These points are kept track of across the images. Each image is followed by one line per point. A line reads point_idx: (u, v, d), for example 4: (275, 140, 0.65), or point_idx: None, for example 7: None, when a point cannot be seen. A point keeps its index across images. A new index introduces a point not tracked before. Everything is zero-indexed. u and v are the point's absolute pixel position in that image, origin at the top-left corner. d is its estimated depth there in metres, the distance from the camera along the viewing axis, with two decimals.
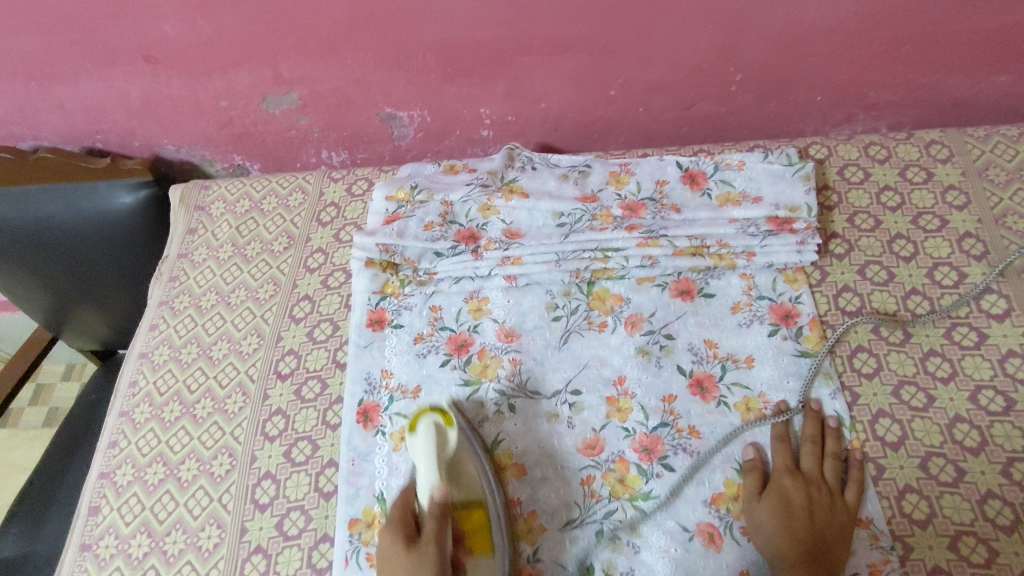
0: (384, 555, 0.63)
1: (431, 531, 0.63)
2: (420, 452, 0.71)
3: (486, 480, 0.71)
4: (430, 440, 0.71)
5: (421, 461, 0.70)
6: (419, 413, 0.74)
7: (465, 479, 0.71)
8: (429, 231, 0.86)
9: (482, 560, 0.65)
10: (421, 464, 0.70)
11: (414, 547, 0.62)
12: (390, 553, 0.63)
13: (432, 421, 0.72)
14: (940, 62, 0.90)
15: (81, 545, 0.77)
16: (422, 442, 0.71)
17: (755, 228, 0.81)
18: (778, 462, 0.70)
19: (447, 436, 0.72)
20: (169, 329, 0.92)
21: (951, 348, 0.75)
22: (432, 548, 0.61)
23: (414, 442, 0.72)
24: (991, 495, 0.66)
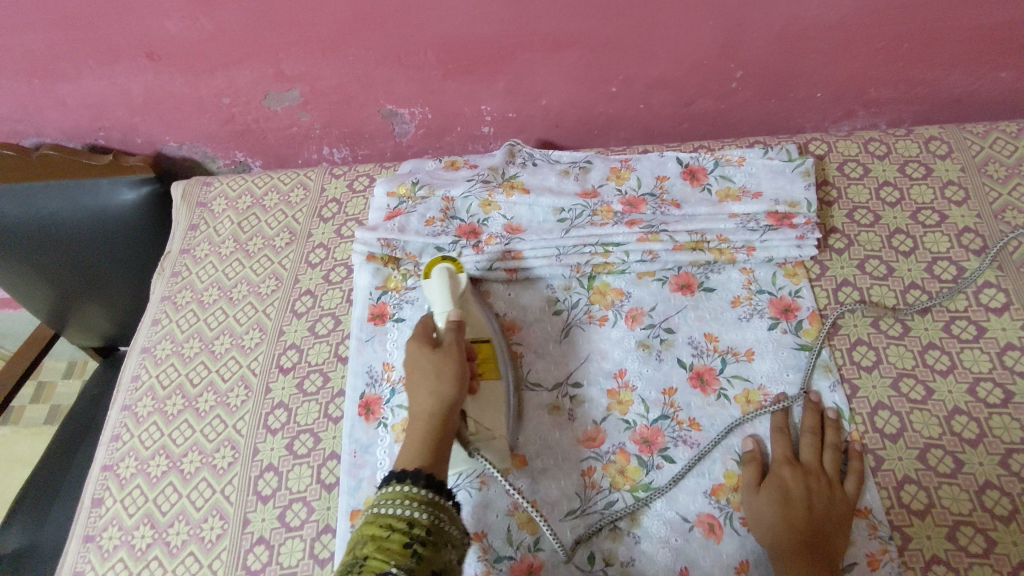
0: (406, 362, 0.66)
1: (452, 340, 0.66)
2: (434, 289, 0.72)
3: (489, 323, 0.76)
4: (444, 280, 0.72)
5: (434, 297, 0.72)
6: (430, 262, 0.76)
7: (471, 319, 0.75)
8: (430, 226, 0.87)
9: (491, 382, 0.71)
10: (436, 300, 0.72)
11: (437, 351, 0.65)
12: (412, 360, 0.65)
13: (445, 266, 0.74)
14: (939, 59, 0.91)
15: (84, 536, 0.77)
16: (438, 279, 0.72)
17: (755, 223, 0.82)
18: (777, 452, 0.70)
19: (457, 279, 0.74)
20: (172, 323, 0.93)
21: (950, 341, 0.76)
22: (456, 355, 0.64)
23: (428, 285, 0.73)
24: (989, 486, 0.67)
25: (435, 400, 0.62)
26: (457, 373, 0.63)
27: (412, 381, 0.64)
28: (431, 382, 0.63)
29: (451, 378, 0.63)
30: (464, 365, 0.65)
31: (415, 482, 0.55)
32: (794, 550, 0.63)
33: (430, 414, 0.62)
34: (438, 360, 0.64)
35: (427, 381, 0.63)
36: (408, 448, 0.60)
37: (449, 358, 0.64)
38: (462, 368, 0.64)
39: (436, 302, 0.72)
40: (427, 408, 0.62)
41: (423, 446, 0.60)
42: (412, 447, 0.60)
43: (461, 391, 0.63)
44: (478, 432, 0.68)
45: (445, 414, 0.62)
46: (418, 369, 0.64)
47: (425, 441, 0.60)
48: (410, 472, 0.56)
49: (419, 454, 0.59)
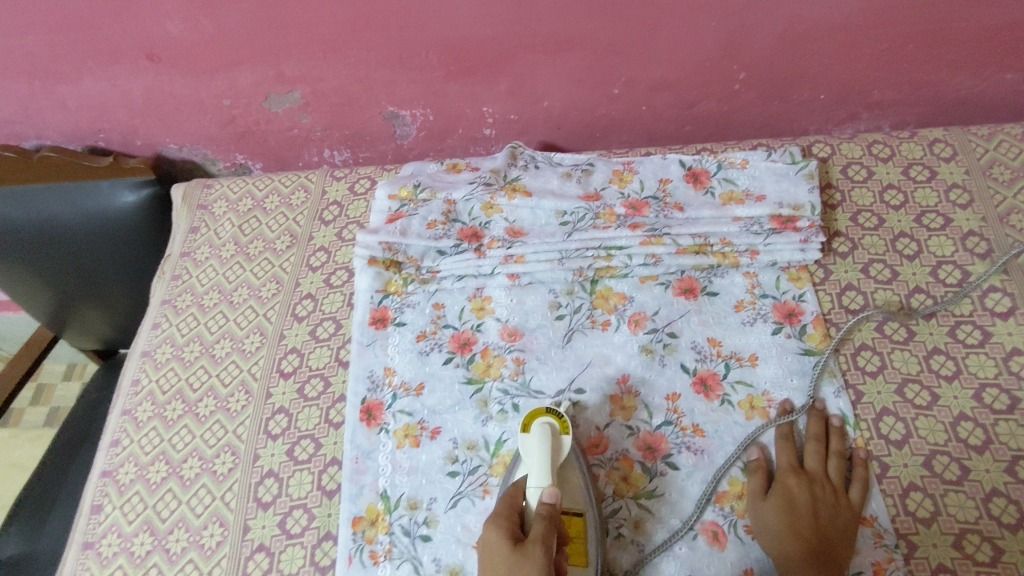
0: (484, 553, 0.58)
1: (538, 535, 0.57)
2: (531, 450, 0.67)
3: (588, 495, 0.68)
4: (544, 440, 0.67)
5: (530, 460, 0.66)
6: (531, 412, 0.71)
7: (567, 487, 0.68)
8: (432, 229, 0.86)
9: (578, 573, 0.63)
10: (532, 464, 0.66)
11: (518, 550, 0.56)
12: (490, 558, 0.57)
13: (547, 422, 0.69)
14: (943, 61, 0.90)
15: (83, 543, 0.77)
16: (537, 438, 0.68)
17: (758, 227, 0.81)
18: (782, 461, 0.70)
19: (561, 441, 0.69)
20: (172, 327, 0.92)
21: (956, 346, 0.75)
22: (543, 557, 0.56)
23: (527, 441, 0.68)
24: (996, 493, 0.66)
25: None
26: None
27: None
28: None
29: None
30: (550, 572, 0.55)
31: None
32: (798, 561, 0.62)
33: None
34: (517, 564, 0.55)
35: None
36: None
37: (529, 567, 0.55)
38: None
39: (533, 465, 0.66)
40: None
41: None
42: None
43: None
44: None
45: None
46: (496, 565, 0.57)
47: None
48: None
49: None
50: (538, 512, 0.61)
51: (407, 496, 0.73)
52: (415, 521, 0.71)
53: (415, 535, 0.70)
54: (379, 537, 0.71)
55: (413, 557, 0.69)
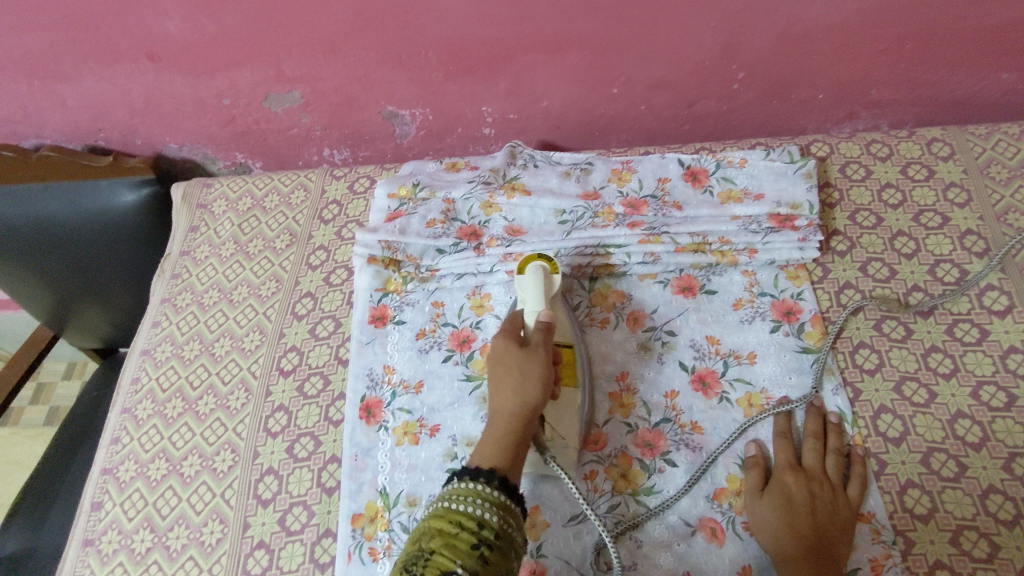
0: (493, 357, 0.66)
1: (539, 342, 0.66)
2: (526, 285, 0.73)
3: (573, 328, 0.76)
4: (538, 279, 0.72)
5: (525, 293, 0.73)
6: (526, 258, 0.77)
7: (558, 319, 0.75)
8: (431, 228, 0.87)
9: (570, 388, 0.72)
10: (529, 299, 0.72)
11: (525, 351, 0.65)
12: (498, 359, 0.66)
13: (540, 264, 0.75)
14: (942, 60, 0.90)
15: (83, 540, 0.77)
16: (532, 275, 0.73)
17: (757, 225, 0.81)
18: (781, 458, 0.70)
19: (552, 280, 0.74)
20: (172, 326, 0.92)
21: (953, 344, 0.75)
22: (542, 358, 0.65)
23: (524, 281, 0.73)
24: (993, 490, 0.66)
25: (517, 400, 0.62)
26: (541, 377, 0.63)
27: (496, 377, 0.65)
28: (516, 382, 0.63)
29: (535, 381, 0.63)
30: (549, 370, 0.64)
31: (487, 483, 0.57)
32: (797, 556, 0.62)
33: (504, 417, 0.62)
34: (523, 359, 0.64)
35: (511, 380, 0.63)
36: (484, 447, 0.61)
37: (534, 360, 0.64)
38: (546, 372, 0.64)
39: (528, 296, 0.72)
40: (509, 406, 0.62)
41: (498, 447, 0.60)
42: (485, 449, 0.61)
43: (543, 393, 0.63)
44: (554, 437, 0.70)
45: (525, 409, 0.62)
46: (504, 365, 0.65)
47: (503, 441, 0.61)
48: (484, 468, 0.58)
49: (498, 454, 0.60)
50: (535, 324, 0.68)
51: (406, 493, 0.73)
52: (414, 517, 0.71)
53: None
54: (378, 534, 0.71)
55: None
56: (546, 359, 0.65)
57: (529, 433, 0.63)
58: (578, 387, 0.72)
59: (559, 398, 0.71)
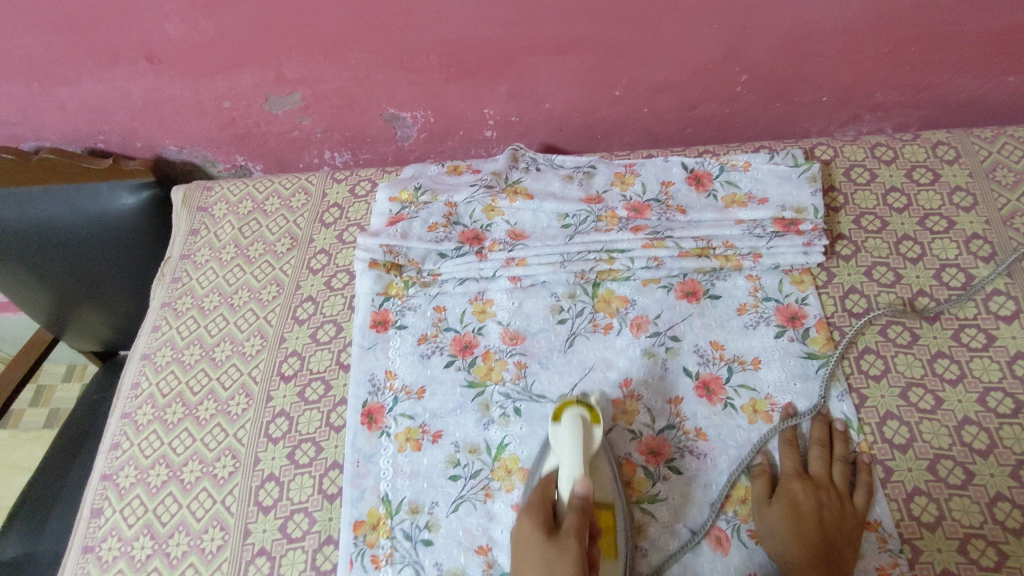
0: (517, 537, 0.60)
1: (574, 525, 0.57)
2: (562, 437, 0.65)
3: (615, 487, 0.68)
4: (574, 432, 0.65)
5: (562, 448, 0.65)
6: (562, 403, 0.69)
7: (599, 480, 0.67)
8: (433, 232, 0.86)
9: (611, 563, 0.62)
10: (564, 456, 0.64)
11: (552, 535, 0.57)
12: (523, 542, 0.59)
13: (578, 414, 0.67)
14: (946, 63, 0.90)
15: (83, 547, 0.77)
16: (568, 428, 0.65)
17: (761, 229, 0.81)
18: (787, 465, 0.69)
19: (592, 432, 0.67)
20: (172, 330, 0.92)
21: (960, 349, 0.75)
22: (575, 555, 0.55)
23: (559, 433, 0.66)
24: (1001, 497, 0.66)
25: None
26: None
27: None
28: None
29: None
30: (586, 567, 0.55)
31: None
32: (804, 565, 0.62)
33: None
34: (552, 556, 0.55)
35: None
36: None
37: (564, 556, 0.55)
38: (581, 573, 0.54)
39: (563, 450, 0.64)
40: None
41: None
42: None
43: None
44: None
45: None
46: (527, 553, 0.57)
47: None
48: None
49: None
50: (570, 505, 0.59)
51: (409, 500, 0.72)
52: (416, 525, 0.71)
53: (417, 539, 0.70)
54: (380, 541, 0.70)
55: (414, 561, 0.69)
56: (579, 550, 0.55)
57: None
58: (620, 563, 0.63)
59: None
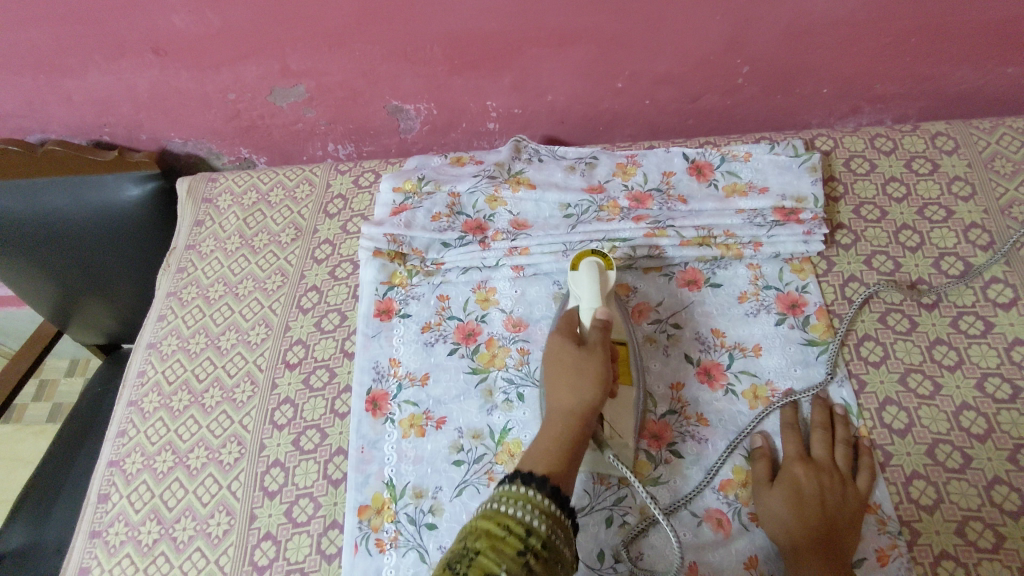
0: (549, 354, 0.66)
1: (597, 341, 0.64)
2: (581, 283, 0.70)
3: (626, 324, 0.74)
4: (593, 275, 0.69)
5: (582, 291, 0.69)
6: (578, 254, 0.72)
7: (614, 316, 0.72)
8: (437, 222, 0.87)
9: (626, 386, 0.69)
10: (585, 296, 0.69)
11: (582, 348, 0.64)
12: (555, 358, 0.65)
13: (593, 261, 0.71)
14: (946, 55, 0.91)
15: (90, 532, 0.77)
16: (587, 274, 0.70)
17: (761, 219, 0.82)
18: (789, 450, 0.69)
19: (607, 276, 0.71)
20: (178, 319, 0.92)
21: (958, 336, 0.76)
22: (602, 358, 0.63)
23: (578, 278, 0.70)
24: (998, 481, 0.67)
25: (575, 399, 0.61)
26: (601, 378, 0.62)
27: (554, 377, 0.64)
28: (574, 380, 0.62)
29: (592, 381, 0.62)
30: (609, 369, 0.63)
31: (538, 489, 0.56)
32: (807, 549, 0.62)
33: (565, 415, 0.61)
34: (582, 360, 0.63)
35: (568, 378, 0.62)
36: (544, 442, 0.61)
37: (593, 360, 0.63)
38: (605, 373, 0.63)
39: (583, 291, 0.69)
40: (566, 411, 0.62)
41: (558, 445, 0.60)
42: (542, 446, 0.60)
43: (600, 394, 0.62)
44: (610, 436, 0.67)
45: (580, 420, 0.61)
46: (562, 366, 0.64)
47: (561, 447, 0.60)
48: (535, 474, 0.58)
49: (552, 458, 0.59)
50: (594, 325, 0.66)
51: (413, 485, 0.73)
52: (421, 509, 0.71)
53: (421, 523, 0.71)
54: (385, 525, 0.71)
55: (419, 544, 0.70)
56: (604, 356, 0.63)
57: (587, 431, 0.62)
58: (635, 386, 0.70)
59: (616, 396, 0.68)
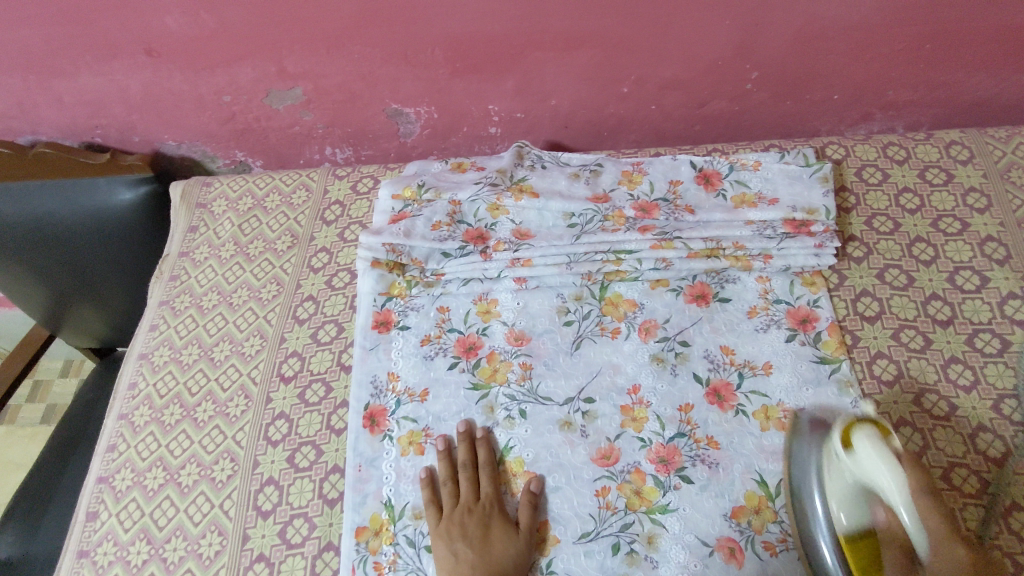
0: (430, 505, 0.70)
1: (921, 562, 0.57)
2: (868, 462, 0.59)
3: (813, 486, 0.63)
4: (878, 450, 0.59)
5: (869, 480, 0.59)
6: (845, 424, 0.62)
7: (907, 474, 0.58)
8: (436, 231, 0.85)
9: None
10: (882, 478, 0.58)
11: (533, 517, 0.68)
12: (492, 515, 0.69)
13: (869, 433, 0.60)
14: (961, 61, 0.88)
15: (78, 551, 0.75)
16: (872, 446, 0.59)
17: (772, 231, 0.79)
18: (933, 524, 0.57)
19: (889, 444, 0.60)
20: (170, 330, 0.90)
21: (973, 355, 0.73)
22: (539, 528, 0.68)
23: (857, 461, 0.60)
24: (1017, 507, 0.65)
25: (517, 565, 0.66)
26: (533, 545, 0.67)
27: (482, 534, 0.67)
28: (521, 541, 0.67)
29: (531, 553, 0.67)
30: (538, 534, 0.68)
31: None
32: None
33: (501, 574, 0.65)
34: (530, 527, 0.68)
35: (511, 536, 0.67)
36: None
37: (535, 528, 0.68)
38: (540, 540, 0.68)
39: (873, 476, 0.59)
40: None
41: None
42: None
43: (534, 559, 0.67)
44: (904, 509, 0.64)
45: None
46: (511, 528, 0.68)
47: None
48: None
49: None
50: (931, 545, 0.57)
51: (412, 505, 0.71)
52: (420, 531, 0.70)
53: (420, 546, 0.69)
54: (384, 547, 0.69)
55: (418, 568, 0.68)
56: (540, 529, 0.68)
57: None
58: None
59: None
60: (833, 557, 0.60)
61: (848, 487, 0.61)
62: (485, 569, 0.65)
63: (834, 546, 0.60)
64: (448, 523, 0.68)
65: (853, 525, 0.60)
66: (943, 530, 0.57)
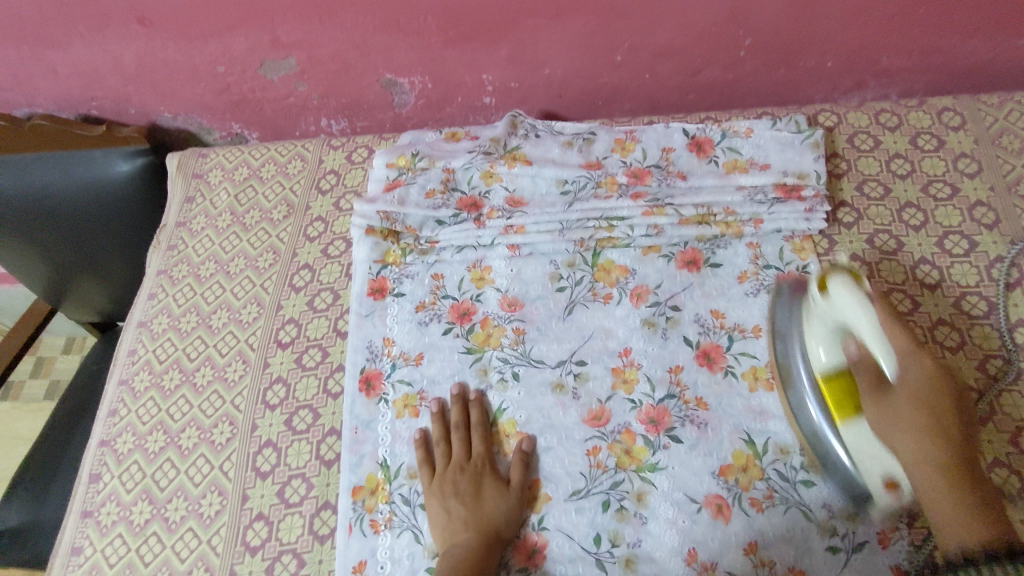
0: (422, 465, 0.72)
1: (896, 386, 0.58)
2: (841, 301, 0.61)
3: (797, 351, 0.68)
4: (849, 291, 0.61)
5: (841, 320, 0.61)
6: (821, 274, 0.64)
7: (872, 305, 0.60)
8: (431, 199, 0.86)
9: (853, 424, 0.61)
10: (850, 313, 0.60)
11: (523, 476, 0.70)
12: (483, 474, 0.70)
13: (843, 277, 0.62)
14: (955, 26, 0.88)
15: (82, 511, 0.77)
16: (845, 290, 0.61)
17: (762, 196, 0.81)
18: (899, 344, 0.58)
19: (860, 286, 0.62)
20: (168, 298, 0.91)
21: (960, 317, 0.74)
22: (529, 487, 0.70)
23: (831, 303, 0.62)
24: (998, 464, 0.66)
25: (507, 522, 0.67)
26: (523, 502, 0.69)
27: (473, 491, 0.69)
28: (511, 499, 0.68)
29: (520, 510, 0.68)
30: (526, 492, 0.70)
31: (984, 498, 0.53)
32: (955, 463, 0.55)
33: (491, 529, 0.66)
34: (520, 485, 0.69)
35: (502, 494, 0.69)
36: (464, 549, 0.64)
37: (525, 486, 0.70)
38: (529, 498, 0.69)
39: (845, 311, 0.61)
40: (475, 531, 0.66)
41: (476, 549, 0.64)
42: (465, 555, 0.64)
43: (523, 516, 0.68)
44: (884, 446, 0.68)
45: (489, 532, 0.66)
46: (501, 486, 0.69)
47: (476, 552, 0.64)
48: None
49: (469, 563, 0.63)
50: (901, 366, 0.58)
51: (407, 465, 0.73)
52: (414, 490, 0.71)
53: (415, 504, 0.71)
54: (379, 506, 0.71)
55: (413, 525, 0.69)
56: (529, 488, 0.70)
57: (469, 536, 0.66)
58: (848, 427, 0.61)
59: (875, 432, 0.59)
60: (819, 412, 0.65)
61: (828, 331, 0.63)
62: (476, 525, 0.66)
63: (813, 386, 0.65)
64: (441, 482, 0.70)
65: (830, 364, 0.63)
66: (915, 350, 0.58)
